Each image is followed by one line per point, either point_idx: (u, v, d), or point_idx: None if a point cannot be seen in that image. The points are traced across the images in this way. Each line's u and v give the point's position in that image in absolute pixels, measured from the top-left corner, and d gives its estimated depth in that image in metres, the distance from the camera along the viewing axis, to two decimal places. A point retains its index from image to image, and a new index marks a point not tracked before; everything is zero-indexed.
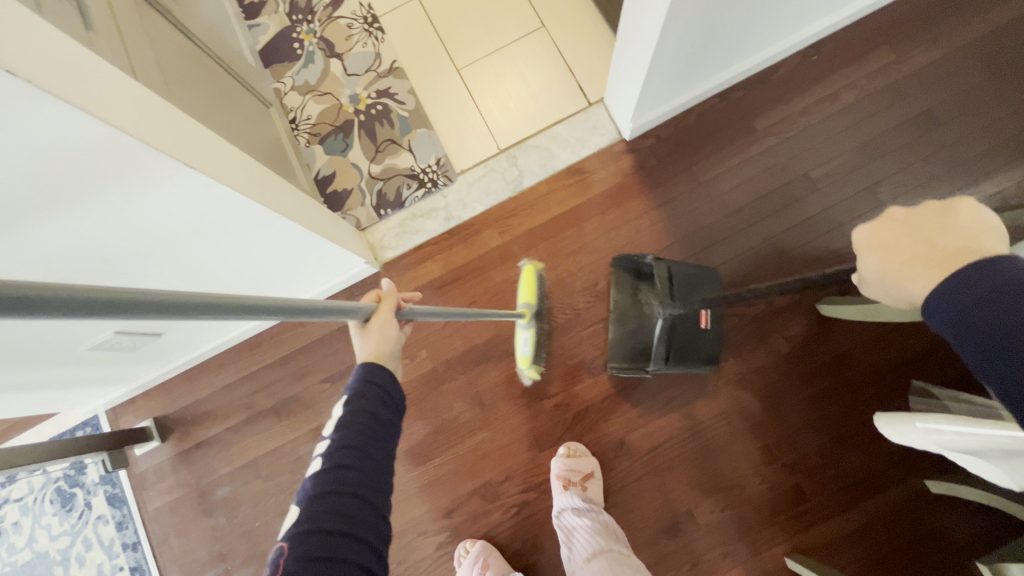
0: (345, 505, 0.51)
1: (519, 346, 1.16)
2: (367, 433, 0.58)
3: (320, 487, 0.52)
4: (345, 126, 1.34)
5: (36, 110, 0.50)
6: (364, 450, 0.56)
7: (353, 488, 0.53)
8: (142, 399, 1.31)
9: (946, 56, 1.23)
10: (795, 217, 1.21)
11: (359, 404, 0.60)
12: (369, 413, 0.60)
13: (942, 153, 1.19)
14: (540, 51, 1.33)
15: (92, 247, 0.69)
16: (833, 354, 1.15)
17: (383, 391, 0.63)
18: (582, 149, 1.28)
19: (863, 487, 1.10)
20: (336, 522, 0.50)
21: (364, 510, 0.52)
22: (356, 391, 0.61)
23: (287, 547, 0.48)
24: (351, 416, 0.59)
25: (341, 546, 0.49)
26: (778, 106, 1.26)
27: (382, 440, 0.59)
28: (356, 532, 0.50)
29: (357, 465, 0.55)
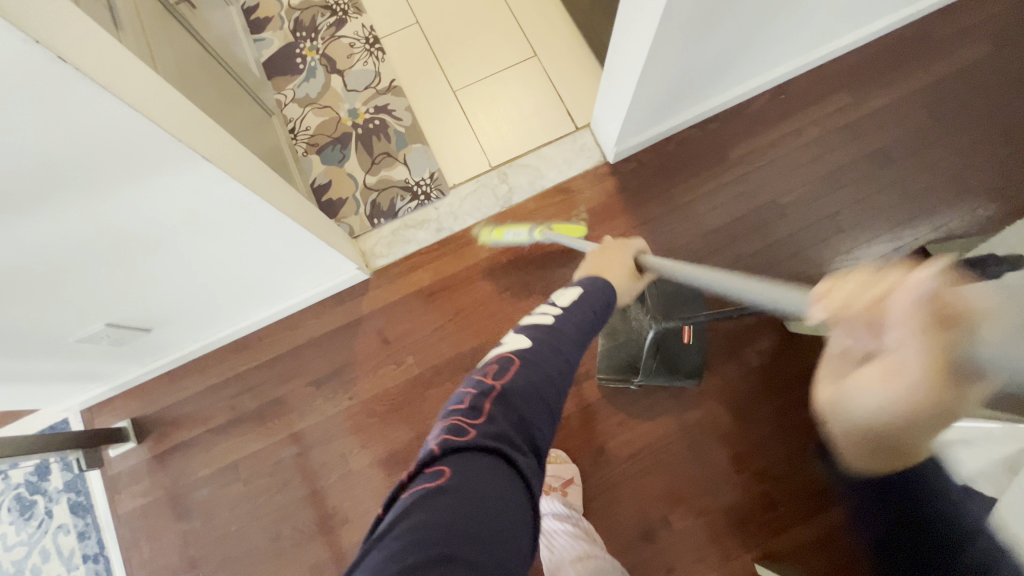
0: (530, 384, 0.54)
1: (512, 235, 1.23)
2: (588, 318, 0.67)
3: (550, 338, 0.61)
4: (343, 139, 1.40)
5: (78, 95, 0.54)
6: (581, 331, 0.64)
7: (566, 352, 0.60)
8: (121, 399, 1.29)
9: (896, 102, 1.37)
10: (764, 240, 1.30)
11: (591, 296, 0.71)
12: (592, 309, 0.68)
13: (896, 187, 1.31)
14: (532, 77, 1.42)
15: (104, 230, 0.72)
16: (799, 369, 1.22)
17: (607, 296, 0.72)
18: (569, 169, 1.36)
19: (828, 495, 1.16)
20: (554, 368, 0.57)
21: (543, 401, 0.55)
22: (589, 289, 0.72)
23: (518, 362, 0.56)
24: (584, 302, 0.69)
25: (549, 390, 0.56)
26: (749, 139, 1.37)
27: (594, 331, 0.68)
28: (560, 388, 0.57)
29: (575, 337, 0.63)
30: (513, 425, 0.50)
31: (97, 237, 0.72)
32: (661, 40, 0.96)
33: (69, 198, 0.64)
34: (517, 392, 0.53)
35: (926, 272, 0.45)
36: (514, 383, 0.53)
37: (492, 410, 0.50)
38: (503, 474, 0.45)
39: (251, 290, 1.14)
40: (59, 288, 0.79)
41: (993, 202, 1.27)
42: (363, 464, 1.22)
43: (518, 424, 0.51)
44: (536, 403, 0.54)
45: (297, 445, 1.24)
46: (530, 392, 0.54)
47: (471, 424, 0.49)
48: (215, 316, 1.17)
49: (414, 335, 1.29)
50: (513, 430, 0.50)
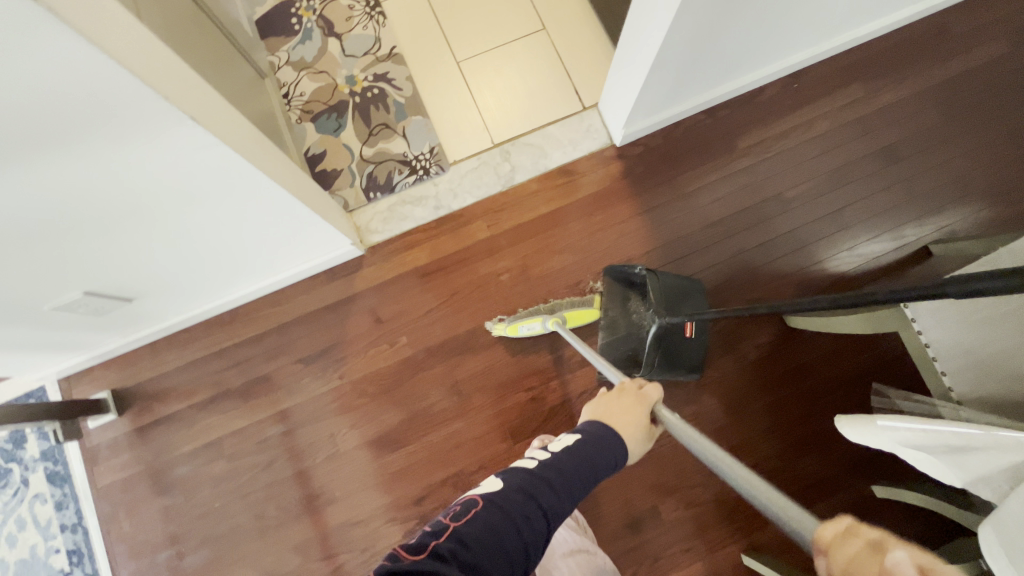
0: (498, 519, 0.52)
1: (524, 325, 1.17)
2: (581, 470, 0.60)
3: (526, 481, 0.57)
4: (339, 107, 1.33)
5: (52, 42, 0.49)
6: (569, 484, 0.59)
7: (545, 504, 0.55)
8: (100, 369, 1.24)
9: (910, 96, 1.34)
10: (769, 232, 1.28)
11: (590, 442, 0.64)
12: (594, 464, 0.62)
13: (905, 185, 1.29)
14: (539, 52, 1.37)
15: (85, 195, 0.67)
16: (796, 364, 1.21)
17: (611, 446, 0.65)
18: (574, 150, 1.32)
19: (816, 490, 1.16)
20: (527, 518, 0.53)
21: (508, 540, 0.51)
22: (588, 432, 0.66)
23: (482, 503, 0.54)
24: (580, 448, 0.63)
25: (513, 539, 0.51)
26: (759, 128, 1.33)
27: (588, 486, 0.60)
28: (528, 539, 0.52)
29: (559, 490, 0.57)
30: (460, 568, 0.47)
31: (76, 201, 0.68)
32: (680, 21, 0.91)
33: (47, 154, 0.59)
34: (472, 536, 0.50)
35: (885, 560, 0.29)
36: (470, 524, 0.51)
37: (440, 549, 0.48)
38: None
39: (241, 262, 1.09)
40: (32, 253, 0.74)
41: (1001, 204, 1.25)
42: (352, 445, 1.20)
43: (465, 569, 0.47)
44: (495, 551, 0.50)
45: (284, 423, 1.21)
46: (486, 538, 0.50)
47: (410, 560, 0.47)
48: (202, 288, 1.12)
49: (407, 315, 1.25)
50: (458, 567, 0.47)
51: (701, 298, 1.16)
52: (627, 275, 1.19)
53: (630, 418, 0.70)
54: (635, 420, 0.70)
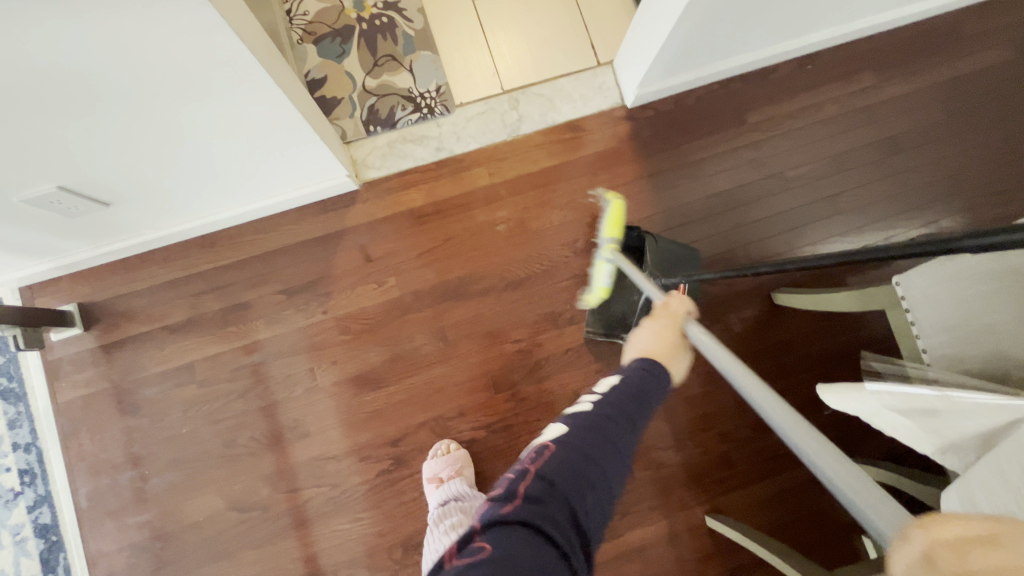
0: (577, 463, 0.51)
1: (599, 277, 1.13)
2: (636, 404, 0.59)
3: (587, 421, 0.55)
4: (344, 32, 1.26)
5: None
6: (631, 417, 0.57)
7: (617, 437, 0.55)
8: (68, 281, 1.17)
9: (917, 91, 1.35)
10: (767, 210, 1.29)
11: (640, 375, 0.62)
12: (641, 397, 0.60)
13: (900, 178, 1.31)
14: (558, 1, 1.32)
15: (75, 59, 0.65)
16: (778, 341, 1.24)
17: (659, 376, 0.63)
18: (584, 107, 1.29)
19: (780, 461, 1.21)
20: (603, 459, 0.52)
21: (593, 476, 0.51)
22: (631, 372, 0.63)
23: (555, 447, 0.52)
24: (631, 381, 0.61)
25: (592, 473, 0.51)
26: (769, 105, 1.33)
27: (647, 411, 0.59)
28: (609, 471, 0.52)
29: (624, 424, 0.56)
30: (554, 505, 0.48)
31: (64, 65, 0.65)
32: None
33: (39, 3, 0.57)
34: (560, 476, 0.49)
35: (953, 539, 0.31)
36: (548, 469, 0.50)
37: (529, 494, 0.48)
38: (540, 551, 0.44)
39: (233, 181, 1.05)
40: (13, 131, 0.72)
41: (988, 206, 1.29)
42: (331, 381, 1.18)
43: (558, 503, 0.48)
44: (583, 488, 0.50)
45: (261, 354, 1.18)
46: (568, 476, 0.50)
47: (506, 509, 0.47)
48: (188, 203, 1.08)
49: (399, 256, 1.22)
50: (561, 515, 0.47)
51: (697, 266, 1.17)
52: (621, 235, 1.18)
53: (671, 345, 0.73)
54: (676, 344, 0.73)
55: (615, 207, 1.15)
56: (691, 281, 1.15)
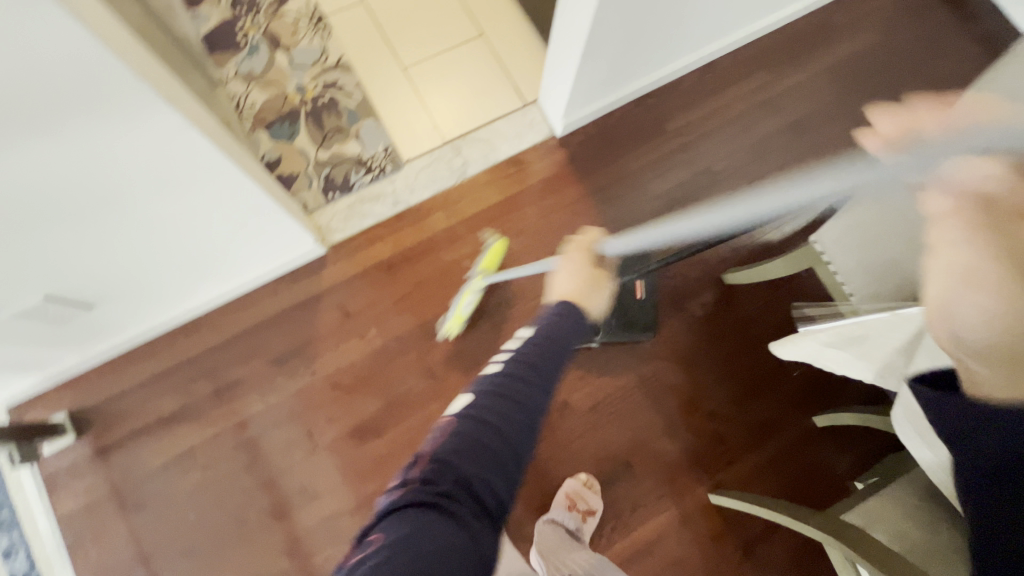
0: (475, 433, 0.52)
1: (461, 305, 1.23)
2: (546, 362, 0.59)
3: (494, 386, 0.56)
4: (292, 114, 1.38)
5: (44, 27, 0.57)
6: (540, 376, 0.58)
7: (522, 400, 0.56)
8: (55, 391, 1.19)
9: (806, 79, 1.54)
10: (702, 203, 1.42)
11: (544, 334, 0.62)
12: (551, 354, 0.60)
13: (809, 155, 1.47)
14: (480, 57, 1.47)
15: (62, 177, 0.74)
16: (738, 317, 1.34)
17: (568, 329, 0.63)
18: (520, 143, 1.42)
19: (767, 428, 1.28)
20: (506, 426, 0.54)
21: (494, 445, 0.53)
22: (541, 330, 0.63)
23: (458, 420, 0.54)
24: (535, 340, 0.61)
25: (493, 442, 0.53)
26: (683, 113, 1.49)
27: (556, 368, 0.60)
28: (511, 437, 0.54)
29: (532, 386, 0.57)
30: (451, 482, 0.50)
31: (52, 184, 0.74)
32: (599, 26, 1.04)
33: (29, 135, 0.66)
34: (460, 451, 0.51)
35: None
36: (452, 445, 0.52)
37: (426, 475, 0.50)
38: (435, 527, 0.46)
39: (206, 263, 1.11)
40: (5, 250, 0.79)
41: None
42: (331, 438, 1.21)
43: (455, 479, 0.50)
44: (484, 459, 0.52)
45: (258, 425, 1.21)
46: (470, 450, 0.52)
47: (402, 492, 0.49)
48: (168, 293, 1.14)
49: (376, 306, 1.29)
50: (456, 489, 0.50)
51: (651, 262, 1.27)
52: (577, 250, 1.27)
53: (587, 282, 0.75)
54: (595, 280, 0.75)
55: (496, 255, 1.27)
56: (646, 278, 1.27)
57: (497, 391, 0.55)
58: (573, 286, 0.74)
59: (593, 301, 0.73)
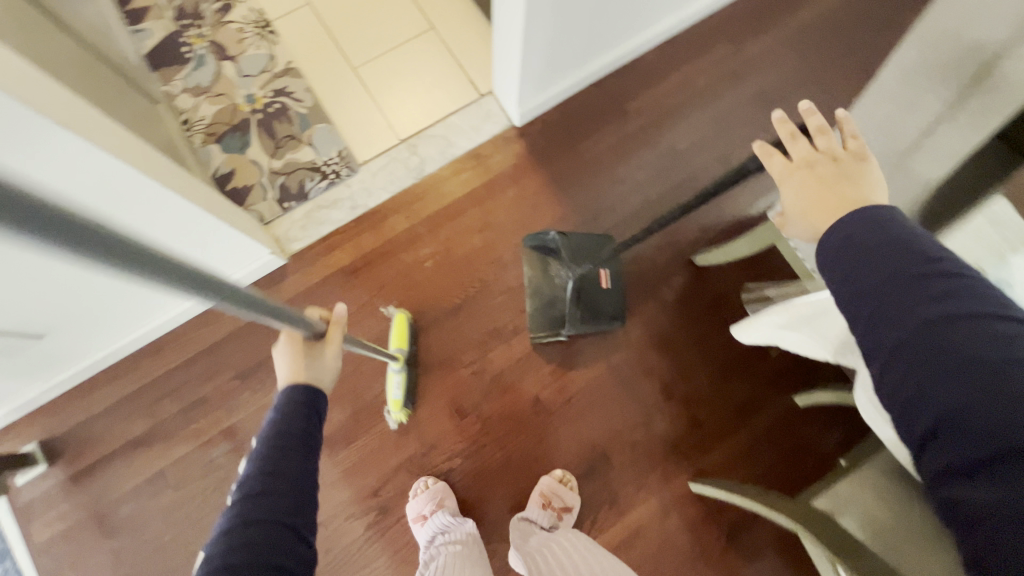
0: (251, 530, 0.54)
1: (390, 389, 1.19)
2: (294, 440, 0.64)
3: (258, 478, 0.59)
4: (242, 125, 1.36)
5: None
6: (298, 451, 0.63)
7: (290, 474, 0.60)
8: (25, 422, 1.20)
9: (771, 46, 1.48)
10: (668, 183, 1.38)
11: (282, 420, 0.66)
12: (297, 433, 0.65)
13: (778, 124, 1.42)
14: (431, 50, 1.43)
15: None
16: (711, 298, 1.30)
17: (300, 408, 0.69)
18: (477, 135, 1.38)
19: (746, 411, 1.25)
20: (281, 505, 0.57)
21: (274, 529, 0.55)
22: (271, 420, 0.67)
23: (231, 520, 0.55)
24: (277, 427, 0.65)
25: (272, 522, 0.55)
26: (644, 92, 1.44)
27: (310, 442, 0.66)
28: (288, 513, 0.57)
29: (294, 458, 0.62)
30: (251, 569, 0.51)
31: None
32: (534, 9, 1.00)
33: None
34: (241, 546, 0.53)
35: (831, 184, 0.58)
36: (232, 544, 0.53)
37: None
38: None
39: None
40: None
41: None
42: None
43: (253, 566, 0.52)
44: (268, 541, 0.54)
45: (228, 442, 1.20)
46: (251, 540, 0.53)
47: None
48: (124, 316, 1.12)
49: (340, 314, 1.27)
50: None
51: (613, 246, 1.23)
52: (540, 241, 1.22)
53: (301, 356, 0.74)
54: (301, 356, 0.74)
55: (403, 329, 1.22)
56: (608, 265, 1.22)
57: (261, 478, 0.58)
58: (291, 365, 0.73)
59: (309, 371, 0.74)
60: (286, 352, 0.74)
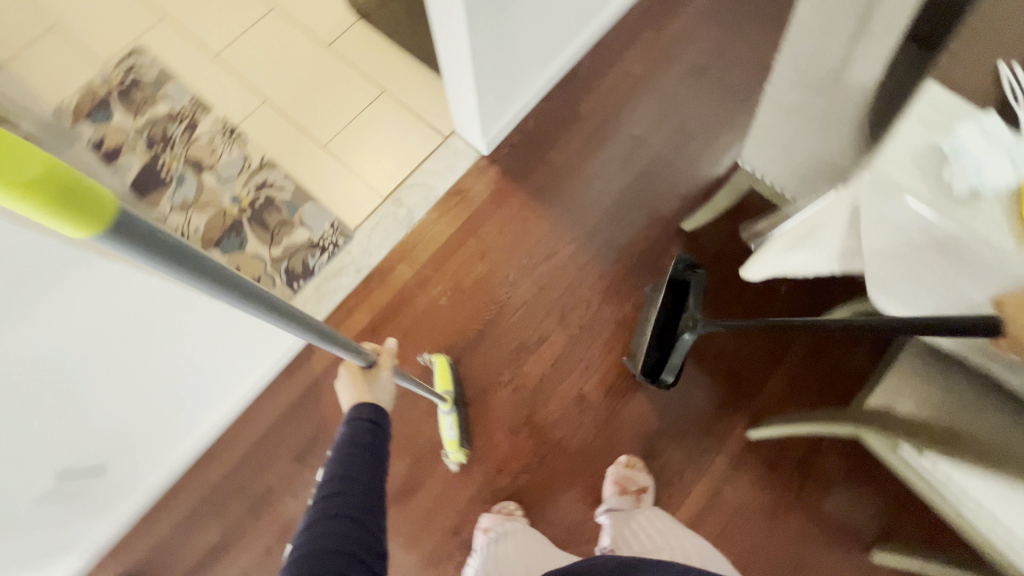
0: (329, 522, 0.61)
1: (445, 431, 1.21)
2: (363, 451, 0.70)
3: (333, 481, 0.66)
4: (235, 225, 1.42)
5: None
6: (367, 460, 0.69)
7: (362, 478, 0.67)
8: (99, 565, 1.20)
9: (689, 23, 1.61)
10: (638, 166, 1.47)
11: (353, 432, 0.72)
12: (370, 442, 0.72)
13: (718, 88, 1.53)
14: (388, 111, 1.53)
15: None
16: (710, 257, 1.37)
17: (371, 420, 0.75)
18: (453, 173, 1.47)
19: (776, 349, 1.30)
20: (355, 504, 0.64)
21: (349, 522, 0.62)
22: (344, 431, 0.73)
23: (316, 515, 0.62)
24: (348, 439, 0.71)
25: (348, 518, 0.62)
26: (590, 93, 1.55)
27: (377, 451, 0.72)
28: (362, 513, 0.64)
29: (365, 466, 0.68)
30: (335, 556, 0.58)
31: None
32: (478, 46, 1.10)
33: None
34: (324, 536, 0.60)
35: None
36: (316, 535, 0.60)
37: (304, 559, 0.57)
38: None
39: (200, 390, 1.14)
40: None
41: None
42: None
43: (336, 553, 0.59)
44: (347, 534, 0.61)
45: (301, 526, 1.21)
46: (333, 530, 0.60)
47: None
48: (173, 431, 1.15)
49: None
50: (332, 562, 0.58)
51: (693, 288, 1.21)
52: (685, 268, 1.21)
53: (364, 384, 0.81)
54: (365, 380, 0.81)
55: (445, 373, 1.25)
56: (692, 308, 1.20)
57: (337, 482, 0.65)
58: (353, 391, 0.79)
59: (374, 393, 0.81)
60: (349, 381, 0.80)
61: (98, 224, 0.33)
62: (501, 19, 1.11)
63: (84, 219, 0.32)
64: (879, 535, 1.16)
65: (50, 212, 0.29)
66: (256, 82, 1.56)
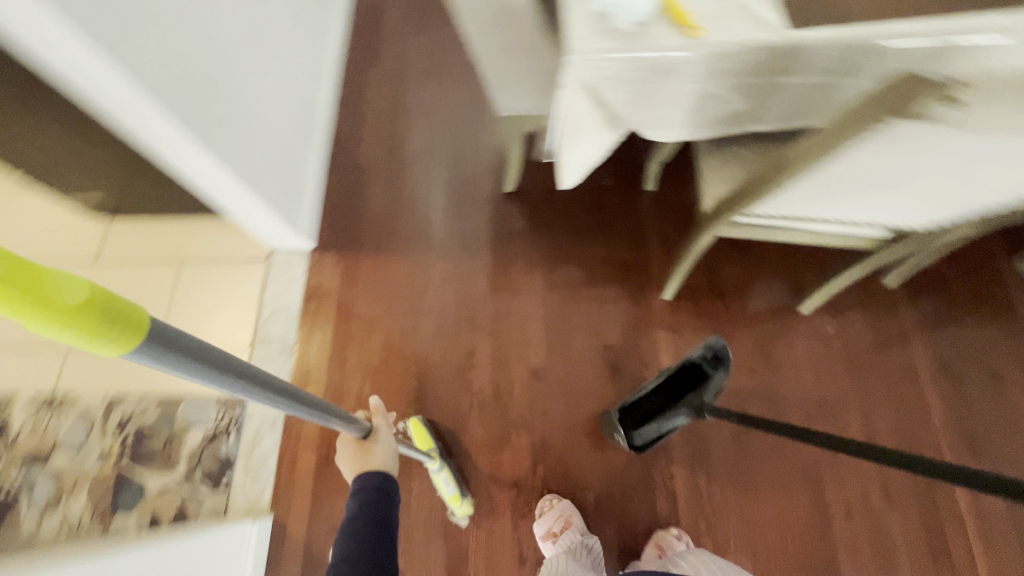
0: None
1: (445, 488, 1.19)
2: (372, 518, 0.84)
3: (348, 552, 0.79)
4: (121, 476, 1.25)
5: None
6: (377, 526, 0.83)
7: (376, 542, 0.81)
8: None
9: (397, 45, 1.78)
10: (440, 169, 1.58)
11: (361, 503, 0.86)
12: (375, 504, 0.86)
13: (453, 77, 1.71)
14: (198, 274, 1.47)
15: None
16: (543, 196, 1.52)
17: (376, 487, 0.88)
18: (297, 281, 1.47)
19: (635, 224, 1.48)
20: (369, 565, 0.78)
21: None
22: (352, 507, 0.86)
23: None
24: (358, 512, 0.85)
25: None
26: (362, 143, 1.63)
27: (385, 514, 0.86)
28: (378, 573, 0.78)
29: (378, 531, 0.83)
30: None
31: None
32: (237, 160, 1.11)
33: None
34: None
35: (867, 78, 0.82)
36: None
37: None
38: None
39: None
40: None
41: None
42: None
43: None
44: None
45: None
46: None
47: None
48: None
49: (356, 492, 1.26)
50: None
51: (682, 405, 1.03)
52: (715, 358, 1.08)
53: (362, 460, 0.93)
54: (363, 453, 0.93)
55: (423, 432, 1.24)
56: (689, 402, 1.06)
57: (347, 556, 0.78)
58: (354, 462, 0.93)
59: (376, 459, 0.93)
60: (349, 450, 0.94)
61: (134, 339, 0.39)
62: (218, 96, 1.07)
63: (116, 337, 0.38)
64: (794, 293, 1.38)
65: (90, 333, 0.36)
66: (42, 341, 1.40)
